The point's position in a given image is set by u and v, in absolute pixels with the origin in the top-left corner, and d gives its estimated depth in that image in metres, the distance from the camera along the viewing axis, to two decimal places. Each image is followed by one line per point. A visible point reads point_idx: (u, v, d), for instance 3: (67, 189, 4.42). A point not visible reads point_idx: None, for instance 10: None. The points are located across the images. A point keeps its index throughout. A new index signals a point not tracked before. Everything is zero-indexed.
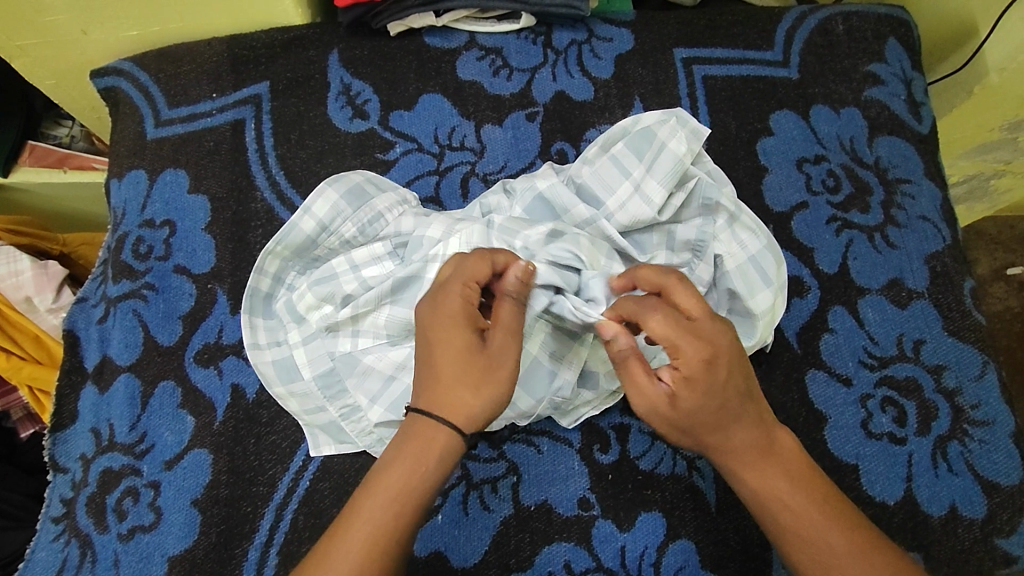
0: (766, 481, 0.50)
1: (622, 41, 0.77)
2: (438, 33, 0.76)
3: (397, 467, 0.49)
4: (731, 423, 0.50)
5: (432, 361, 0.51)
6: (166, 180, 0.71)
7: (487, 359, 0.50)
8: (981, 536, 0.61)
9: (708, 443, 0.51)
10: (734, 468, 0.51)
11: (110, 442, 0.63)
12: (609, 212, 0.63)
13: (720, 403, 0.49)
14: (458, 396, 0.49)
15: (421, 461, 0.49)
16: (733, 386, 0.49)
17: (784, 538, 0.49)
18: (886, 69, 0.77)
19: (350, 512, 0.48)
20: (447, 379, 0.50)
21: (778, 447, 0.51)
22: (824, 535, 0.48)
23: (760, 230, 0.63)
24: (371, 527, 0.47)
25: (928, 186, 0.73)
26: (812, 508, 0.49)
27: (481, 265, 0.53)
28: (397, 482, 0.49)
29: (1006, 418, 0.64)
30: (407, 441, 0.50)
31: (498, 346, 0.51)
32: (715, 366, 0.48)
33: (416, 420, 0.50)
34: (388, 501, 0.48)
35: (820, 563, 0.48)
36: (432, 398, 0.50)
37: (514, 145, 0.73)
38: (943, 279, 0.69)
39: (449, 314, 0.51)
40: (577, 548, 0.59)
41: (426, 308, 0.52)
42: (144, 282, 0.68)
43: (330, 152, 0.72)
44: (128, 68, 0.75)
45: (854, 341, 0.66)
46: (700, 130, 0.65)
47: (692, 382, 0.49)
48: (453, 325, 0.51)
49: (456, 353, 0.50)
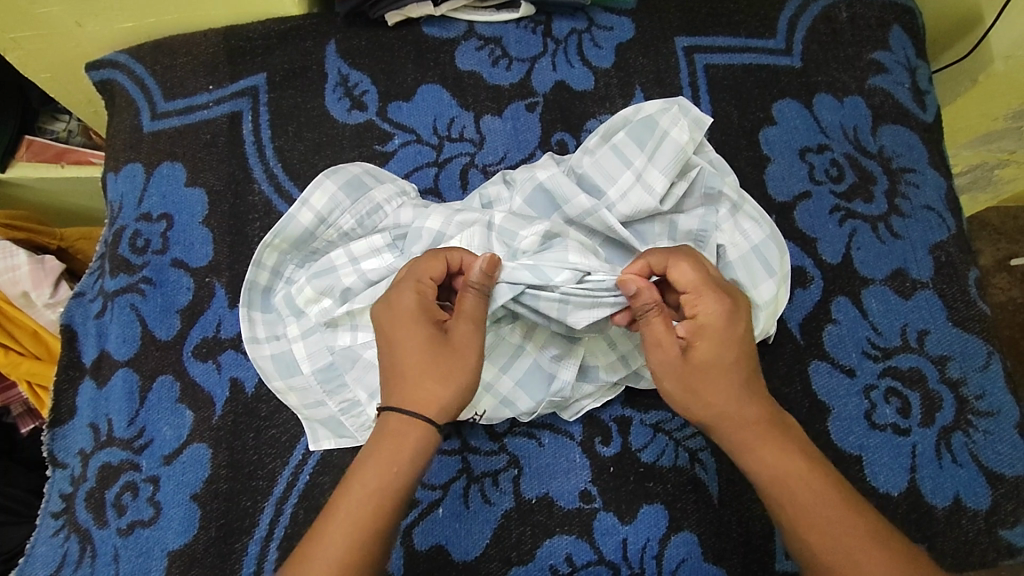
0: (784, 461, 0.49)
1: (623, 31, 0.76)
2: (436, 23, 0.76)
3: (373, 463, 0.49)
4: (746, 391, 0.51)
5: (395, 358, 0.52)
6: (163, 173, 0.71)
7: (449, 350, 0.51)
8: (986, 527, 0.60)
9: (725, 409, 0.51)
10: (753, 444, 0.50)
11: (108, 437, 0.63)
12: (610, 203, 0.62)
13: (734, 362, 0.51)
14: (425, 389, 0.50)
15: (395, 457, 0.49)
16: (742, 349, 0.52)
17: (801, 522, 0.48)
18: (890, 57, 0.76)
19: (329, 510, 0.48)
20: (411, 376, 0.51)
21: (791, 431, 0.51)
22: (840, 518, 0.47)
23: (762, 219, 0.63)
24: (350, 524, 0.47)
25: (932, 175, 0.72)
26: (827, 491, 0.48)
27: (434, 261, 0.54)
28: (373, 480, 0.48)
29: (1010, 409, 0.64)
30: (379, 437, 0.50)
31: (460, 339, 0.52)
32: (734, 319, 0.52)
33: (387, 416, 0.51)
34: (362, 500, 0.48)
35: (837, 547, 0.46)
36: (399, 394, 0.51)
37: (514, 136, 0.72)
38: (947, 269, 0.68)
39: (408, 312, 0.52)
40: (578, 541, 0.59)
41: (382, 306, 0.53)
42: (141, 276, 0.67)
43: (328, 144, 0.72)
44: (124, 60, 0.75)
45: (858, 331, 0.65)
46: (702, 119, 0.64)
47: (708, 331, 0.51)
48: (412, 323, 0.52)
49: (417, 350, 0.51)
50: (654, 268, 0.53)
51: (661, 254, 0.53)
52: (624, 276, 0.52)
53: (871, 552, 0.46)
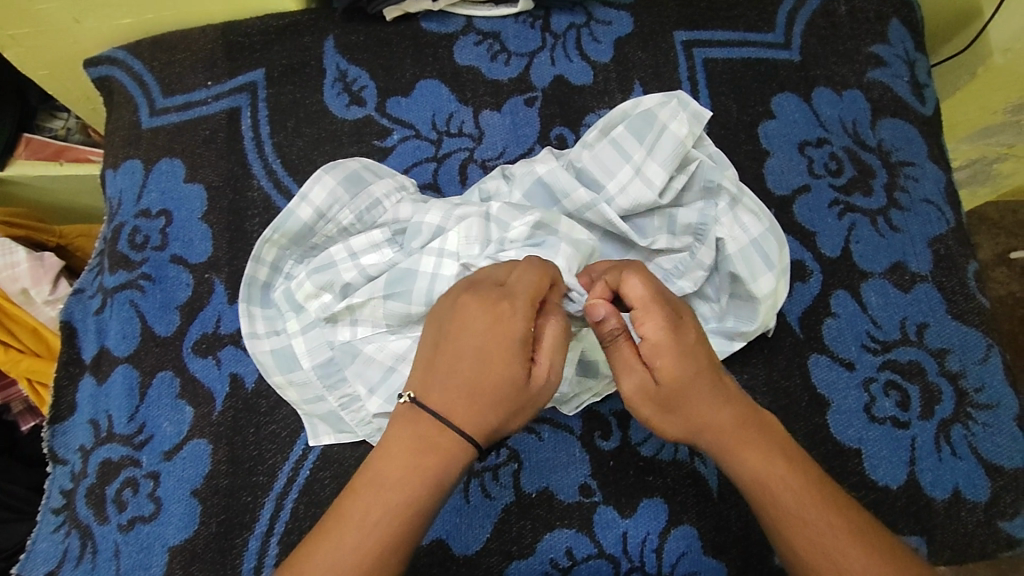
0: (764, 462, 0.49)
1: (621, 25, 0.76)
2: (435, 18, 0.76)
3: (415, 480, 0.46)
4: (717, 396, 0.50)
5: (470, 375, 0.48)
6: (161, 170, 0.71)
7: (525, 389, 0.49)
8: (985, 519, 0.60)
9: (693, 420, 0.50)
10: (733, 446, 0.50)
11: (108, 433, 0.63)
12: (610, 196, 0.62)
13: (699, 373, 0.50)
14: (491, 419, 0.48)
15: (441, 478, 0.47)
16: (700, 359, 0.50)
17: (784, 523, 0.47)
18: (889, 50, 0.76)
19: (349, 515, 0.46)
20: (483, 398, 0.48)
21: (770, 428, 0.51)
22: (823, 518, 0.47)
23: (762, 213, 0.62)
24: (375, 536, 0.45)
25: (932, 169, 0.72)
26: (811, 491, 0.48)
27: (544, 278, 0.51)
28: (412, 495, 0.46)
29: (1009, 401, 0.64)
30: (427, 452, 0.47)
31: (539, 378, 0.49)
32: (683, 330, 0.50)
33: (440, 430, 0.47)
34: (394, 510, 0.46)
35: (819, 547, 0.46)
36: (460, 411, 0.48)
37: (513, 131, 0.72)
38: (947, 263, 0.68)
39: (511, 332, 0.48)
40: (579, 534, 0.59)
41: (478, 310, 0.49)
42: (140, 273, 0.67)
43: (327, 140, 0.72)
44: (122, 57, 0.75)
45: (857, 325, 0.65)
46: (702, 113, 0.63)
47: (661, 349, 0.49)
48: (508, 345, 0.48)
49: (504, 377, 0.48)
50: (610, 287, 0.52)
51: (616, 271, 0.52)
52: (590, 301, 0.51)
53: (856, 548, 0.46)
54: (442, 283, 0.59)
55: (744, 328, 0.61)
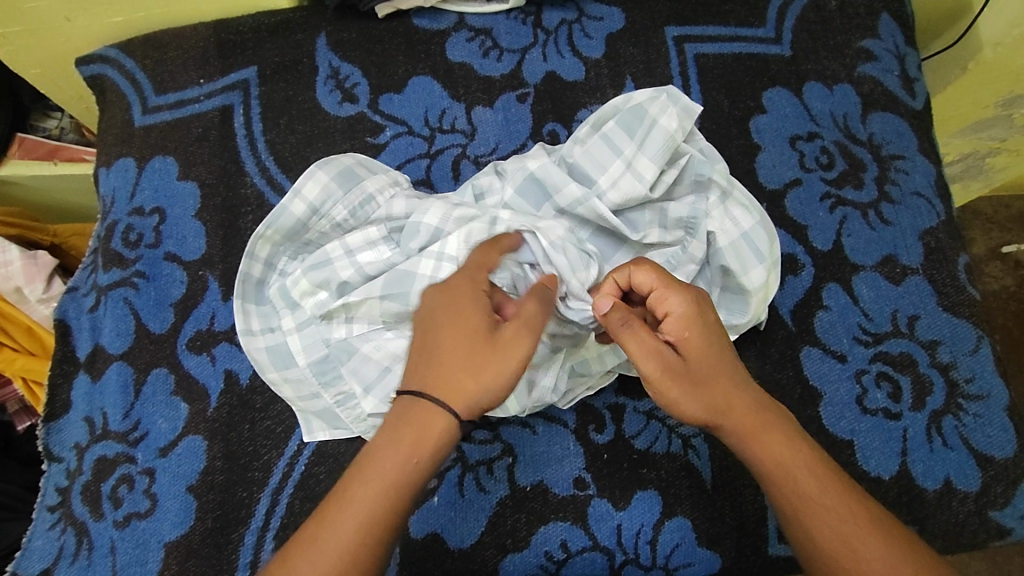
0: (784, 446, 0.49)
1: (613, 21, 0.76)
2: (427, 15, 0.76)
3: (391, 451, 0.47)
4: (738, 381, 0.50)
5: (436, 344, 0.50)
6: (155, 168, 0.71)
7: (492, 346, 0.49)
8: (976, 509, 0.61)
9: (717, 401, 0.49)
10: (753, 433, 0.49)
11: (103, 430, 0.63)
12: (601, 191, 0.62)
13: (722, 351, 0.51)
14: (459, 381, 0.48)
15: (416, 447, 0.47)
16: (718, 336, 0.51)
17: (803, 512, 0.47)
18: (879, 44, 0.76)
19: (338, 495, 0.46)
20: (448, 363, 0.48)
21: (785, 417, 0.51)
22: (840, 506, 0.47)
23: (752, 206, 0.63)
24: (359, 511, 0.45)
25: (922, 162, 0.72)
26: (827, 479, 0.48)
27: (488, 258, 0.55)
28: (392, 467, 0.46)
29: (1000, 392, 0.64)
30: (402, 425, 0.48)
31: (505, 334, 0.49)
32: (704, 308, 0.51)
33: (413, 403, 0.48)
34: (383, 485, 0.46)
35: (835, 532, 0.46)
36: (427, 377, 0.49)
37: (505, 127, 0.72)
38: (937, 255, 0.68)
39: (462, 299, 0.51)
40: (573, 527, 0.59)
41: (432, 294, 0.52)
42: (134, 270, 0.67)
43: (320, 137, 0.72)
44: (114, 55, 0.75)
45: (848, 317, 0.66)
46: (691, 108, 0.64)
47: (682, 322, 0.51)
48: (464, 311, 0.50)
49: (463, 337, 0.49)
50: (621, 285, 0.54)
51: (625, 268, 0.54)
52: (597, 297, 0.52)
53: (872, 537, 0.46)
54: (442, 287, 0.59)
55: (736, 321, 0.62)
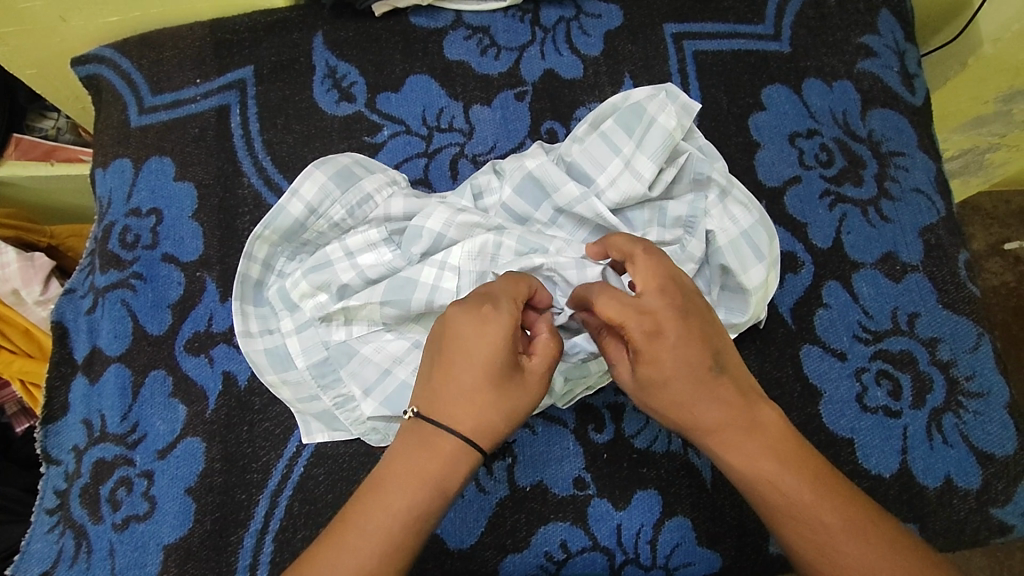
0: (756, 463, 0.49)
1: (611, 18, 0.76)
2: (424, 13, 0.75)
3: (417, 483, 0.47)
4: (708, 399, 0.50)
5: (465, 381, 0.48)
6: (151, 168, 0.70)
7: (523, 385, 0.50)
8: (976, 507, 0.61)
9: (684, 421, 0.51)
10: (722, 450, 0.50)
11: (101, 433, 0.62)
12: (600, 190, 0.62)
13: (685, 378, 0.49)
14: (491, 419, 0.48)
15: (445, 483, 0.47)
16: (689, 368, 0.49)
17: (779, 523, 0.48)
18: (878, 40, 0.76)
19: (353, 522, 0.46)
20: (482, 405, 0.48)
21: (762, 425, 0.50)
22: (817, 516, 0.47)
23: (752, 205, 0.63)
24: (376, 541, 0.45)
25: (921, 158, 0.72)
26: (804, 489, 0.48)
27: (518, 288, 0.52)
28: (415, 499, 0.47)
29: (1000, 389, 0.64)
30: (426, 458, 0.48)
31: (533, 369, 0.50)
32: (662, 334, 0.49)
33: (439, 436, 0.48)
34: (403, 515, 0.46)
35: (815, 544, 0.47)
36: (458, 416, 0.48)
37: (503, 125, 0.72)
38: (937, 252, 0.68)
39: (502, 335, 0.48)
40: (573, 527, 0.59)
41: (466, 320, 0.49)
42: (131, 272, 0.67)
43: (317, 136, 0.71)
44: (110, 55, 0.74)
45: (849, 315, 0.65)
46: (690, 105, 0.64)
47: (641, 356, 0.49)
48: (498, 343, 0.48)
49: (498, 379, 0.48)
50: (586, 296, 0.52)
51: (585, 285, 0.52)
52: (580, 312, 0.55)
53: (851, 544, 0.46)
54: (442, 296, 0.59)
55: (735, 320, 0.61)
